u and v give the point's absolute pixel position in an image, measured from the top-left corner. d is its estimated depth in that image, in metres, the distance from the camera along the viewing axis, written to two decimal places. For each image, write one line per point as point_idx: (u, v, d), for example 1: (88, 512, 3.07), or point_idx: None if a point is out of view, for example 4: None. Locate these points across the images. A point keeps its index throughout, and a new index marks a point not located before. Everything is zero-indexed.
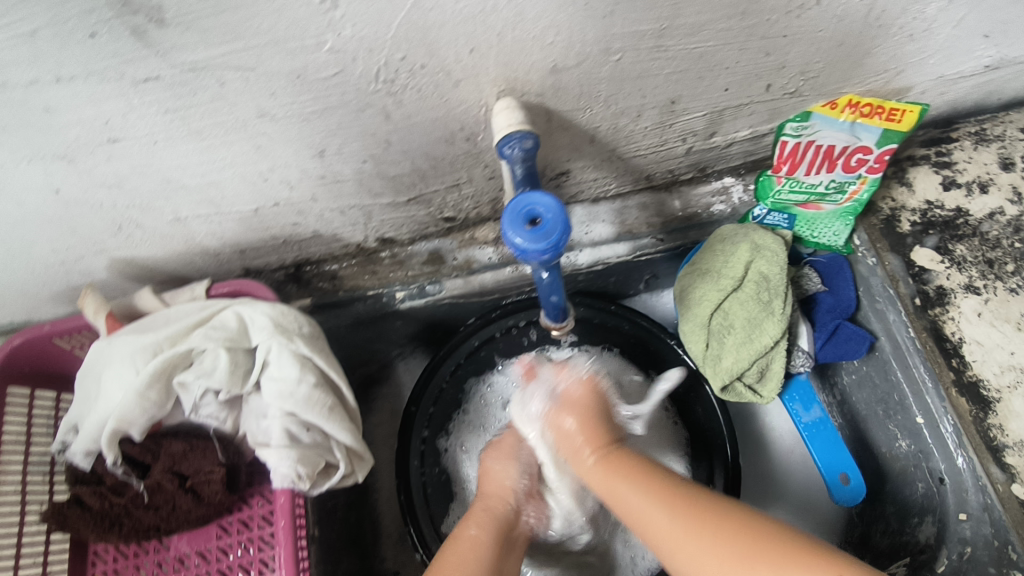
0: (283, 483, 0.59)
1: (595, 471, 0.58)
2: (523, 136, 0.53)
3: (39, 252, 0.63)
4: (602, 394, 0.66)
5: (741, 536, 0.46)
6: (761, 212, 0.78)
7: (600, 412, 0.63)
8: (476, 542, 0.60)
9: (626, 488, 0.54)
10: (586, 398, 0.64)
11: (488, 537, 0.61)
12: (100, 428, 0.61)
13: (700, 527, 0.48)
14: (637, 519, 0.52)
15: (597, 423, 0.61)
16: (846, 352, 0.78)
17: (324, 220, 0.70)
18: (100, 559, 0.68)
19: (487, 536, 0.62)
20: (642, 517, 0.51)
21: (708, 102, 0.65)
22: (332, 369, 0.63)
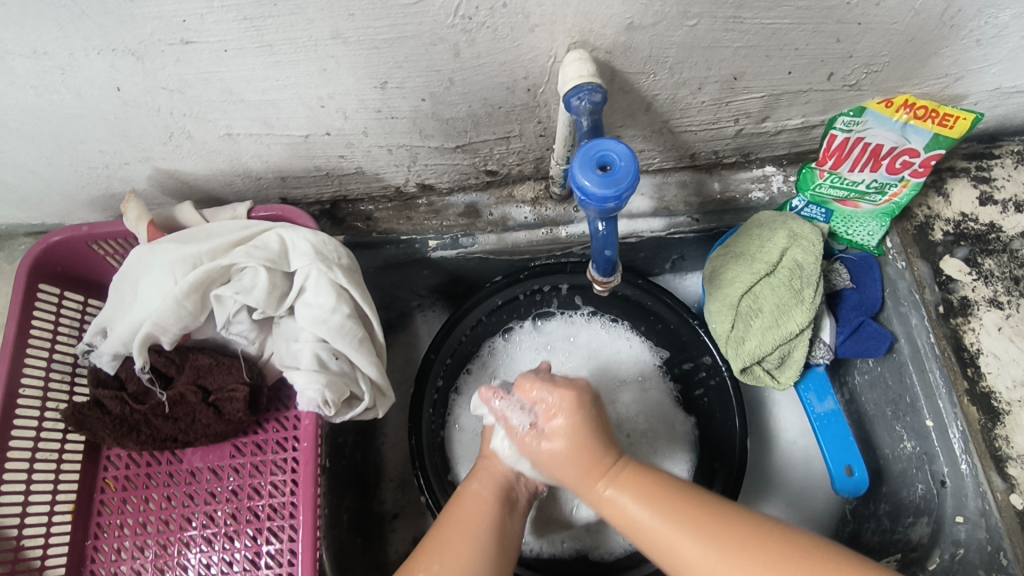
0: (308, 406, 0.60)
1: (611, 501, 0.53)
2: (593, 90, 0.53)
3: (86, 151, 0.63)
4: (590, 400, 0.58)
5: (749, 544, 0.46)
6: (800, 203, 0.79)
7: (596, 421, 0.57)
8: (481, 498, 0.59)
9: (642, 514, 0.51)
10: (577, 408, 0.56)
11: (490, 492, 0.60)
12: (132, 332, 0.61)
13: (702, 530, 0.47)
14: (648, 537, 0.50)
15: (593, 441, 0.55)
16: (866, 349, 0.78)
17: (370, 156, 0.70)
18: (113, 464, 0.68)
19: (489, 492, 0.60)
20: (657, 536, 0.49)
21: (769, 84, 0.65)
22: (365, 302, 0.64)
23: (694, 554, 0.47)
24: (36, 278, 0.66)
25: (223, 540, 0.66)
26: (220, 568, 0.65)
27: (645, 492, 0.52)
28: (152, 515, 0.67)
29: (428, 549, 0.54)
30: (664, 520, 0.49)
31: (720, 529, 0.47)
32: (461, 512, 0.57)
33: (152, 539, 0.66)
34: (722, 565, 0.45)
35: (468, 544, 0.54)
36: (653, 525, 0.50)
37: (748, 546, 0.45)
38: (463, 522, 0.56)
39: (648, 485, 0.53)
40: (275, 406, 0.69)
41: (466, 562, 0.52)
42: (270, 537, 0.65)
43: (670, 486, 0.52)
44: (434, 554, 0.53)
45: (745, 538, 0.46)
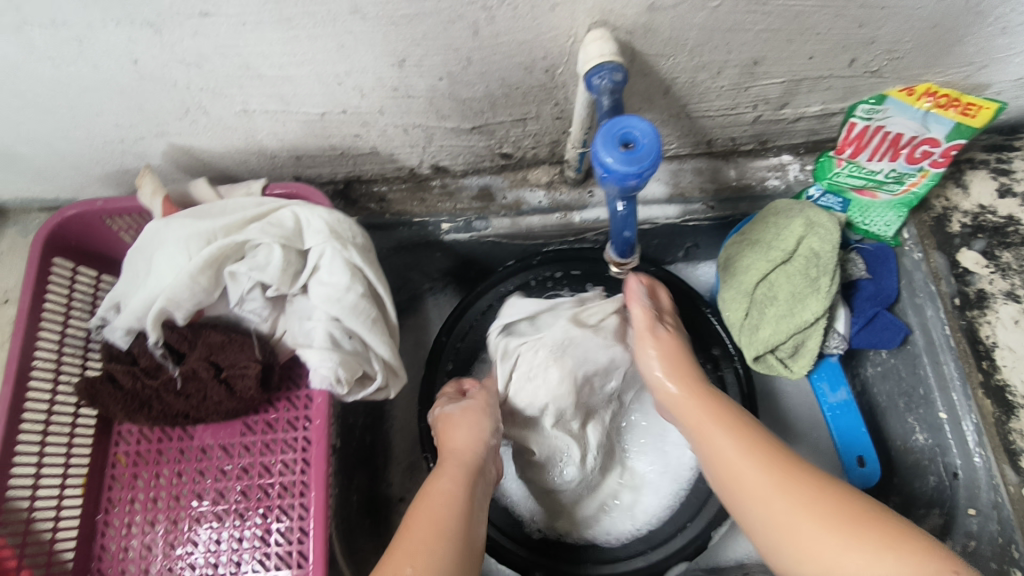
0: (321, 383, 0.60)
1: (691, 409, 0.61)
2: (614, 68, 0.53)
3: (101, 125, 0.63)
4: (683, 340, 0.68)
5: (810, 489, 0.51)
6: (816, 192, 0.78)
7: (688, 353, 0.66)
8: (448, 493, 0.56)
9: (720, 435, 0.57)
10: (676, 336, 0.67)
11: (459, 482, 0.58)
12: (145, 306, 0.61)
13: (766, 464, 0.53)
14: (720, 457, 0.56)
15: (682, 362, 0.65)
16: (879, 340, 0.77)
17: (385, 137, 0.70)
18: (124, 439, 0.69)
19: (458, 487, 0.57)
20: (720, 454, 0.56)
21: (789, 69, 0.65)
22: (378, 282, 0.63)
23: (752, 480, 0.53)
24: (50, 251, 0.66)
25: (233, 517, 0.66)
26: (230, 545, 0.65)
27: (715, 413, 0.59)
28: (163, 490, 0.67)
29: (394, 553, 0.50)
30: (734, 439, 0.56)
31: (778, 459, 0.54)
32: (427, 509, 0.54)
33: (163, 515, 0.66)
34: (775, 496, 0.51)
35: (439, 543, 0.51)
36: (721, 441, 0.57)
37: (812, 492, 0.50)
38: (432, 519, 0.53)
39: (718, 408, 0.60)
40: (285, 385, 0.69)
41: (440, 559, 0.50)
42: (281, 515, 0.65)
43: (759, 430, 0.57)
44: (401, 558, 0.50)
45: (806, 483, 0.51)
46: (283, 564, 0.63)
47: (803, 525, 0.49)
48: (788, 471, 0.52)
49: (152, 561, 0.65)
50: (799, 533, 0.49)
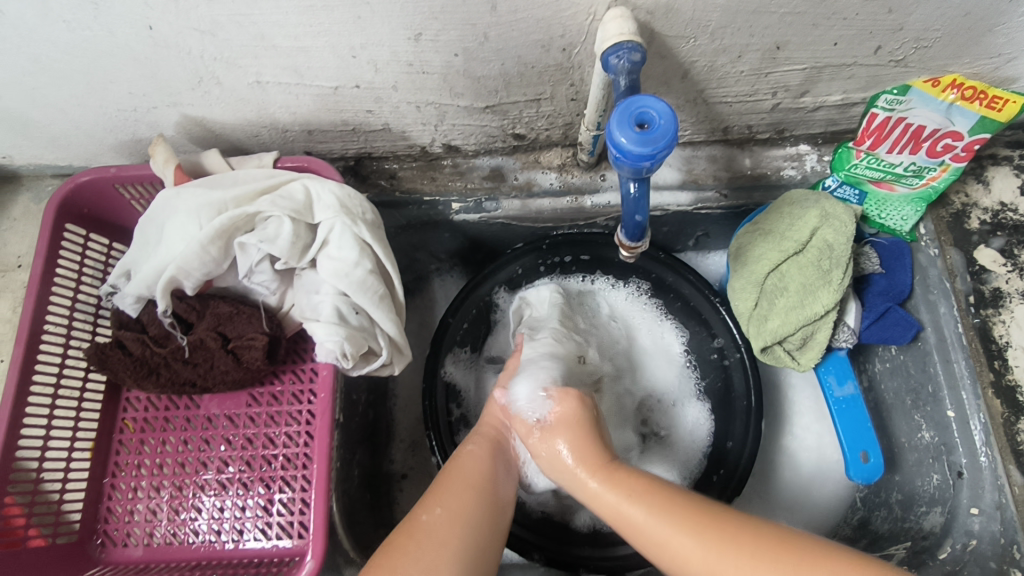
0: (326, 357, 0.60)
1: (602, 495, 0.52)
2: (632, 48, 0.52)
3: (115, 92, 0.63)
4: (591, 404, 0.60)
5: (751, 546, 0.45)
6: (832, 183, 0.77)
7: (590, 422, 0.57)
8: (476, 457, 0.58)
9: (639, 510, 0.49)
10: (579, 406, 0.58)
11: (487, 450, 0.60)
12: (156, 275, 0.62)
13: (694, 527, 0.47)
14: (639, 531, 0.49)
15: (590, 438, 0.56)
16: (890, 336, 0.76)
17: (398, 113, 0.69)
18: (132, 406, 0.70)
19: (485, 452, 0.59)
20: (647, 533, 0.48)
21: (812, 55, 0.63)
22: (387, 259, 0.63)
23: (685, 550, 0.46)
24: (62, 218, 0.67)
25: (237, 486, 0.66)
26: (232, 513, 0.66)
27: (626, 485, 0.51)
28: (168, 457, 0.67)
29: (425, 500, 0.54)
30: (653, 511, 0.49)
31: (703, 515, 0.47)
32: (460, 468, 0.57)
33: (168, 481, 0.67)
34: (714, 559, 0.45)
35: (468, 494, 0.54)
36: (643, 518, 0.49)
37: (751, 539, 0.45)
38: (462, 475, 0.56)
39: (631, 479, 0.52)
40: (291, 358, 0.69)
41: (467, 506, 0.53)
42: (283, 486, 0.65)
43: (671, 487, 0.51)
44: (433, 502, 0.53)
45: (742, 533, 0.45)
46: (285, 534, 0.64)
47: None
48: (721, 528, 0.46)
49: (157, 525, 0.66)
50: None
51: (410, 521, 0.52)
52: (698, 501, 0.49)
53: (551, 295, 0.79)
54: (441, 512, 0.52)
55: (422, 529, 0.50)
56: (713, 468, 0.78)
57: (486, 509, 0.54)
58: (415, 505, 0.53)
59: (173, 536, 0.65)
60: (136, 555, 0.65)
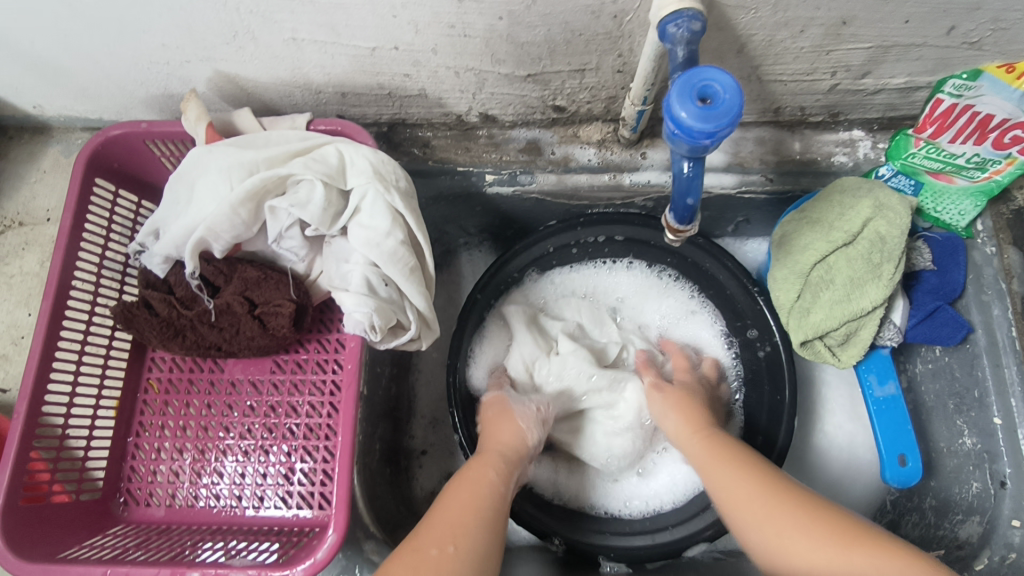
0: (355, 329, 0.58)
1: (702, 454, 0.63)
2: (693, 16, 0.48)
3: (147, 43, 0.61)
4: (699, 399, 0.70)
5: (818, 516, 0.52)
6: (886, 172, 0.72)
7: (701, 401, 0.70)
8: (488, 481, 0.61)
9: (728, 470, 0.59)
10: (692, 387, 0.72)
11: (497, 475, 0.62)
12: (185, 235, 0.61)
13: (763, 489, 0.56)
14: (723, 494, 0.58)
15: (695, 411, 0.68)
16: (938, 336, 0.72)
17: (436, 78, 0.67)
18: (157, 366, 0.69)
19: (495, 474, 0.62)
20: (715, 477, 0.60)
21: (880, 33, 0.59)
22: (420, 230, 0.61)
23: (753, 508, 0.55)
24: (92, 172, 0.66)
25: (258, 452, 0.66)
26: (254, 479, 0.65)
27: (720, 454, 0.61)
28: (192, 420, 0.67)
29: (429, 531, 0.54)
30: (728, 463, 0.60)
31: (767, 480, 0.57)
32: (464, 493, 0.59)
33: (191, 444, 0.66)
34: (775, 520, 0.53)
35: (472, 525, 0.55)
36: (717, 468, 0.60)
37: (801, 507, 0.53)
38: (471, 504, 0.57)
39: (730, 454, 0.61)
40: (317, 327, 0.68)
41: (472, 542, 0.53)
42: (305, 455, 0.65)
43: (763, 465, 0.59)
44: (438, 535, 0.53)
45: (795, 501, 0.54)
46: (305, 503, 0.64)
47: (802, 547, 0.50)
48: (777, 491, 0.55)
49: (179, 487, 0.66)
50: (790, 547, 0.51)
51: (414, 553, 0.51)
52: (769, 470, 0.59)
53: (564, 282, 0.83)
54: (451, 548, 0.52)
55: (429, 564, 0.50)
56: None
57: (489, 551, 0.54)
58: (417, 537, 0.53)
59: (195, 499, 0.65)
60: (157, 516, 0.65)
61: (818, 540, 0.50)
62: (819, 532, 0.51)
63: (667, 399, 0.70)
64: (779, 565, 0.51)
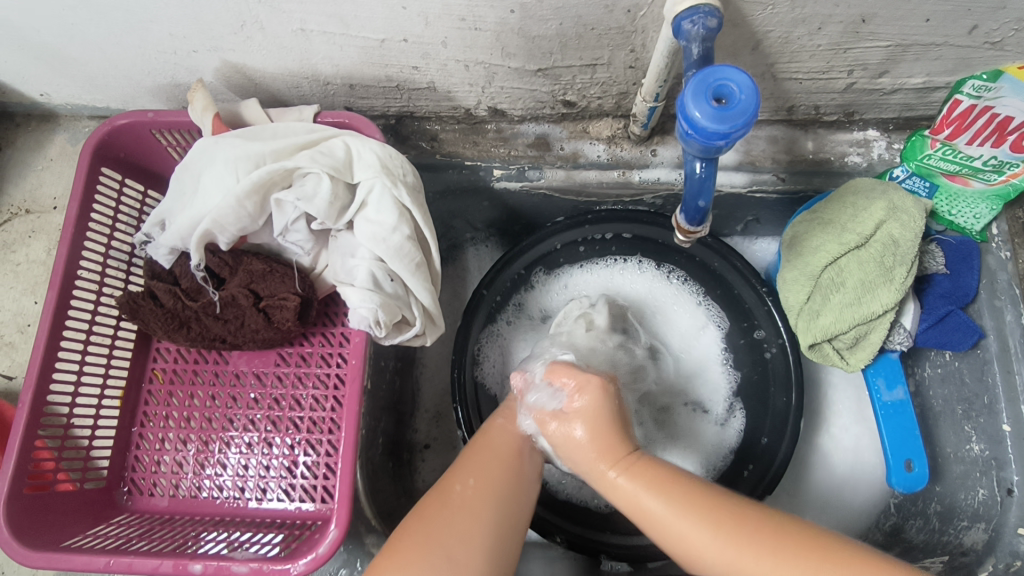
0: (359, 325, 0.58)
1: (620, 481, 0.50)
2: (708, 13, 0.47)
3: (155, 32, 0.60)
4: (615, 392, 0.56)
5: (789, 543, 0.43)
6: (901, 173, 0.71)
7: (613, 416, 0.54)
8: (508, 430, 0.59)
9: (653, 497, 0.48)
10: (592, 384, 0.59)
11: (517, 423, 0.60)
12: (190, 226, 0.60)
13: (710, 518, 0.46)
14: (658, 526, 0.48)
15: (612, 431, 0.53)
16: (948, 341, 0.70)
17: (445, 71, 0.66)
18: (162, 356, 0.69)
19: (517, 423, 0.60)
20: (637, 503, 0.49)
21: (900, 31, 0.58)
22: (426, 226, 0.61)
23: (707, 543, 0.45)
24: (98, 161, 0.65)
25: (262, 445, 0.66)
26: (257, 472, 0.66)
27: (642, 475, 0.50)
28: (196, 411, 0.67)
29: (456, 470, 0.54)
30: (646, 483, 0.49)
31: (691, 492, 0.48)
32: (489, 436, 0.58)
33: (195, 435, 0.67)
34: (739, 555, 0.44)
35: (498, 465, 0.55)
36: (632, 487, 0.49)
37: (746, 523, 0.45)
38: (491, 448, 0.57)
39: (652, 473, 0.50)
40: (322, 320, 0.68)
41: (497, 480, 0.54)
42: (308, 448, 0.65)
43: (688, 480, 0.49)
44: (464, 475, 0.54)
45: (737, 516, 0.46)
46: (307, 496, 0.64)
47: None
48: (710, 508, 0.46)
49: (182, 478, 0.66)
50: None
51: (443, 491, 0.52)
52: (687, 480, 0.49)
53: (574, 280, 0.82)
54: (475, 484, 0.52)
55: (456, 501, 0.51)
56: (743, 463, 0.75)
57: (516, 487, 0.54)
58: (447, 477, 0.54)
59: (197, 490, 0.65)
60: (161, 506, 0.66)
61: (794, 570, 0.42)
62: (783, 558, 0.43)
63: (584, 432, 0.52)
64: None
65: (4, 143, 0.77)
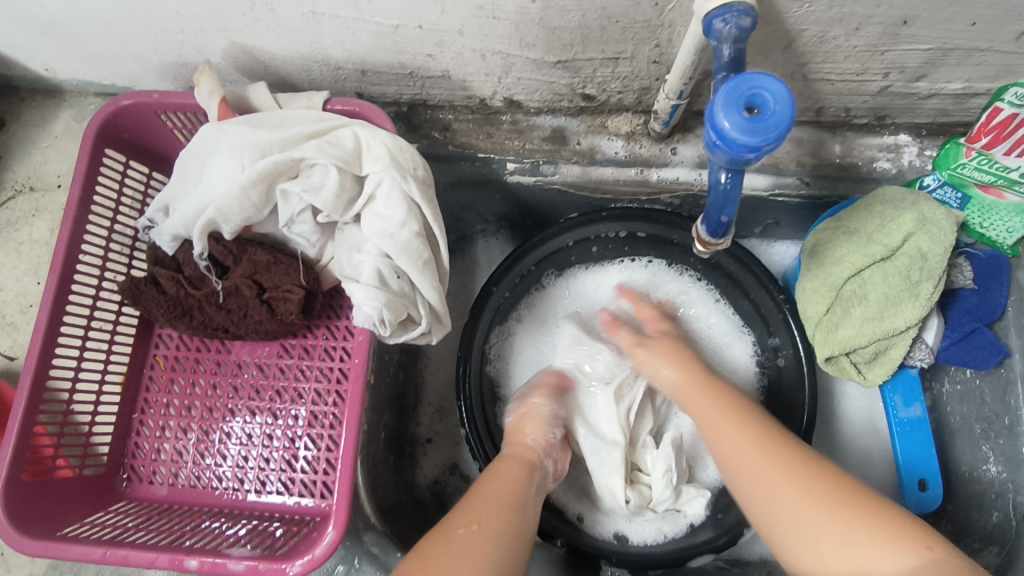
0: (363, 322, 0.56)
1: (694, 398, 0.63)
2: (743, 11, 0.44)
3: (162, 10, 0.58)
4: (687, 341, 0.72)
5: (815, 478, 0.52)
6: (932, 182, 0.67)
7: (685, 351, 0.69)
8: (511, 475, 0.61)
9: (722, 418, 0.59)
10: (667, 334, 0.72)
11: (520, 471, 0.62)
12: (194, 214, 0.59)
13: (766, 445, 0.56)
14: (722, 445, 0.58)
15: (687, 358, 0.68)
16: (972, 359, 0.68)
17: (460, 60, 0.63)
18: (164, 343, 0.68)
19: (518, 469, 0.62)
20: (722, 438, 0.58)
21: (941, 35, 0.55)
22: (436, 222, 0.59)
23: (756, 459, 0.55)
24: (102, 142, 0.64)
25: (263, 437, 0.65)
26: (257, 464, 0.65)
27: (719, 402, 0.61)
28: (197, 400, 0.66)
29: (461, 516, 0.55)
30: (740, 429, 0.58)
31: (778, 443, 0.56)
32: (495, 484, 0.60)
33: (196, 424, 0.66)
34: (778, 473, 0.53)
35: (502, 511, 0.56)
36: (730, 434, 0.58)
37: (801, 462, 0.54)
38: (497, 492, 0.58)
39: (727, 402, 0.61)
40: (326, 313, 0.67)
41: (501, 526, 0.54)
42: (308, 443, 0.64)
43: (752, 410, 0.60)
44: (468, 518, 0.54)
45: (796, 454, 0.54)
46: (307, 491, 0.63)
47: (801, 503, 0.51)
48: (794, 459, 0.54)
49: (181, 467, 0.65)
50: (791, 510, 0.51)
51: (445, 534, 0.52)
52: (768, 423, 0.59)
53: (576, 283, 0.80)
54: (478, 528, 0.53)
55: (457, 544, 0.51)
56: None
57: (516, 535, 0.55)
58: (450, 518, 0.55)
59: (196, 480, 0.65)
60: (159, 495, 0.65)
61: (819, 503, 0.50)
62: (813, 491, 0.51)
63: (650, 352, 0.69)
64: (772, 522, 0.52)
65: (7, 117, 0.76)
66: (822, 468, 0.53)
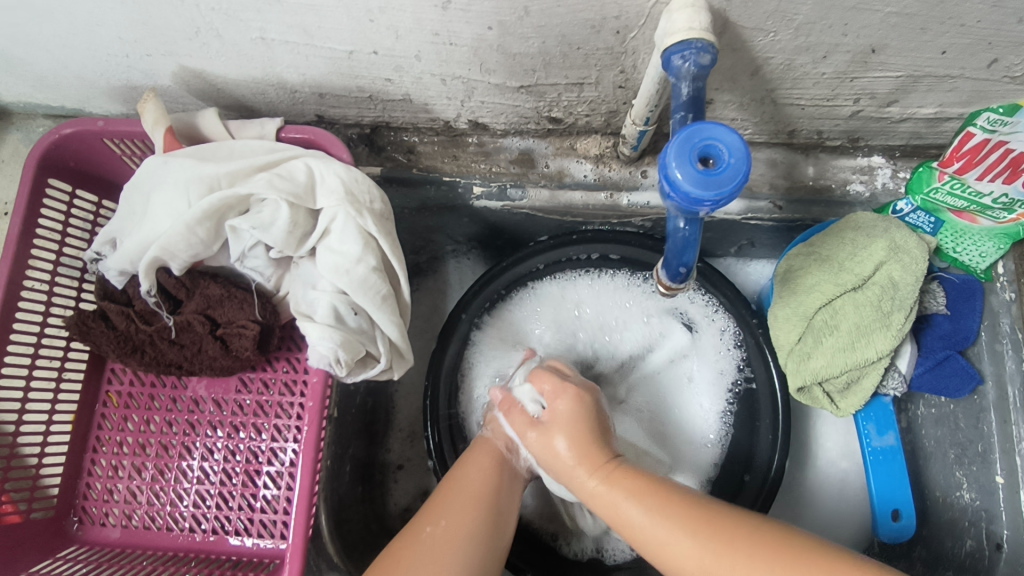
0: (319, 363, 0.54)
1: (594, 489, 0.51)
2: (702, 48, 0.43)
3: (103, 35, 0.56)
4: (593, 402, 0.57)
5: (767, 553, 0.41)
6: (905, 207, 0.66)
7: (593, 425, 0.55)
8: (482, 467, 0.57)
9: (633, 509, 0.47)
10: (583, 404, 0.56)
11: (492, 464, 0.58)
12: (141, 250, 0.56)
13: (692, 533, 0.44)
14: (649, 547, 0.46)
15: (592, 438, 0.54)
16: (945, 387, 0.68)
17: (421, 84, 0.61)
18: (117, 378, 0.66)
19: (490, 459, 0.58)
20: (647, 536, 0.46)
21: (910, 63, 0.53)
22: (394, 257, 0.57)
23: (688, 556, 0.43)
24: (46, 172, 0.61)
25: (221, 476, 0.63)
26: (214, 503, 0.63)
27: (631, 486, 0.49)
28: (152, 437, 0.64)
29: (429, 511, 0.53)
30: (655, 516, 0.46)
31: (702, 520, 0.44)
32: (465, 478, 0.56)
33: (150, 463, 0.64)
34: (710, 561, 0.43)
35: (472, 508, 0.53)
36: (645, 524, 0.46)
37: (742, 539, 0.42)
38: (465, 487, 0.55)
39: (640, 482, 0.49)
40: (285, 347, 0.65)
41: (469, 520, 0.52)
42: (269, 482, 0.62)
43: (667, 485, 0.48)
44: (437, 514, 0.52)
45: (736, 531, 0.43)
46: (266, 533, 0.62)
47: None
48: (724, 538, 0.43)
49: (136, 508, 0.63)
50: None
51: (411, 535, 0.50)
52: (689, 495, 0.47)
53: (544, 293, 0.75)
54: (446, 523, 0.51)
55: (423, 543, 0.49)
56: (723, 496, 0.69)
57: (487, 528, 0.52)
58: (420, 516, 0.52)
59: (151, 521, 0.63)
60: (113, 538, 0.63)
61: None
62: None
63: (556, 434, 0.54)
64: None
65: None
66: (755, 527, 0.43)
